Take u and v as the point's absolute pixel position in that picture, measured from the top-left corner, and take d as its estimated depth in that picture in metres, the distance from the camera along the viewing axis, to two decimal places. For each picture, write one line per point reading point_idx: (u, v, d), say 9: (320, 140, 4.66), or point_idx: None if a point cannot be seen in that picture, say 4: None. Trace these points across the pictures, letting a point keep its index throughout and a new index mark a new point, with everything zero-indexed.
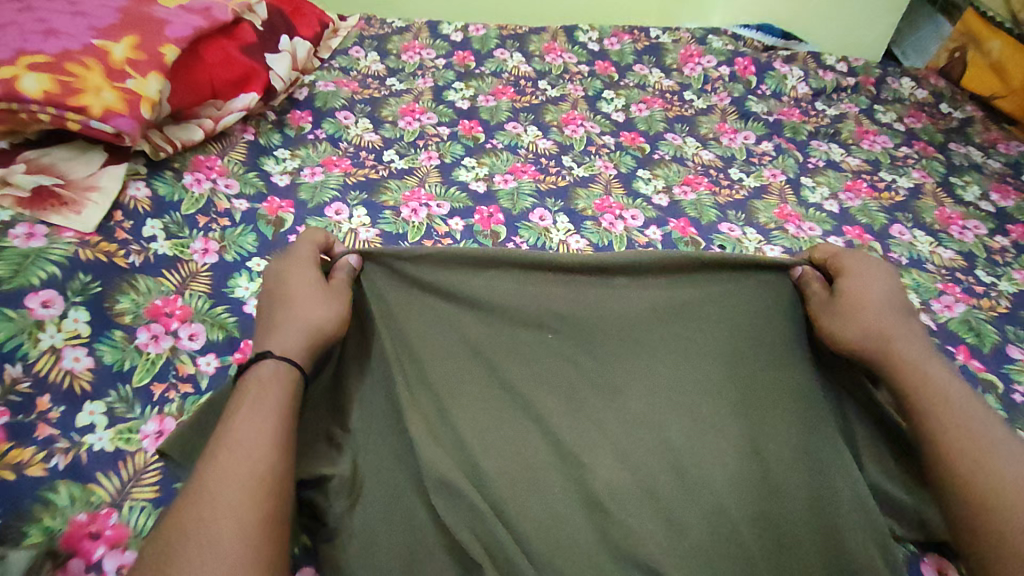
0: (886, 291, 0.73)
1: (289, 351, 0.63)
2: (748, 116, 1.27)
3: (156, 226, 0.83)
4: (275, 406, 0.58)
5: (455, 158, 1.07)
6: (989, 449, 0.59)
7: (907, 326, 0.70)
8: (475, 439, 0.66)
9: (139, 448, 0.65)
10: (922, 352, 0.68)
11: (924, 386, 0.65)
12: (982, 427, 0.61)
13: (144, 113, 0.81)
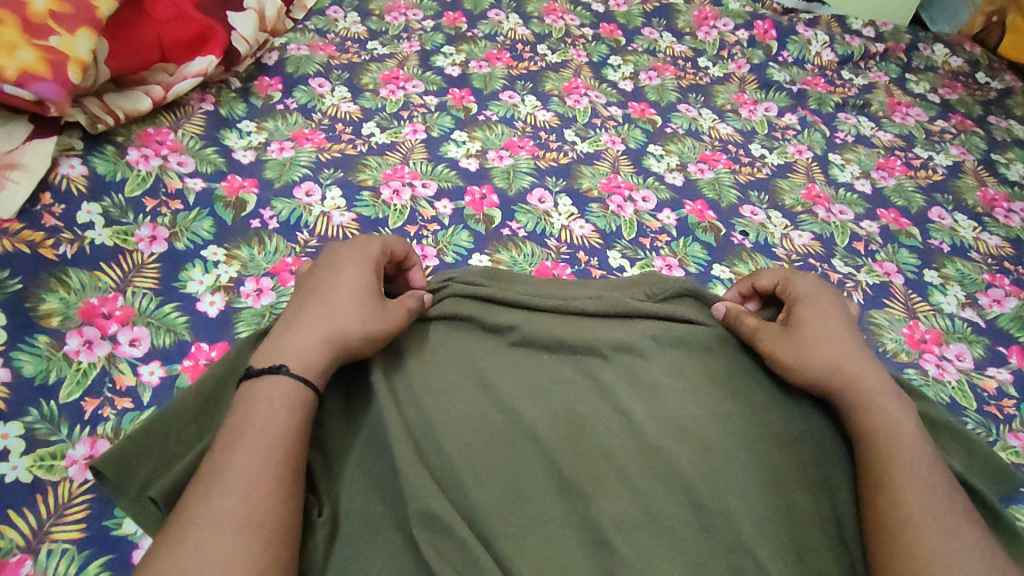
0: (838, 318, 0.64)
1: (307, 356, 0.54)
2: (770, 85, 1.14)
3: (93, 210, 0.71)
4: (294, 423, 0.50)
5: (443, 131, 0.95)
6: (943, 517, 0.51)
7: (864, 359, 0.62)
8: (466, 463, 0.55)
9: (62, 478, 0.54)
10: (884, 390, 0.59)
11: (882, 431, 0.56)
12: (939, 488, 0.53)
13: (72, 76, 0.71)
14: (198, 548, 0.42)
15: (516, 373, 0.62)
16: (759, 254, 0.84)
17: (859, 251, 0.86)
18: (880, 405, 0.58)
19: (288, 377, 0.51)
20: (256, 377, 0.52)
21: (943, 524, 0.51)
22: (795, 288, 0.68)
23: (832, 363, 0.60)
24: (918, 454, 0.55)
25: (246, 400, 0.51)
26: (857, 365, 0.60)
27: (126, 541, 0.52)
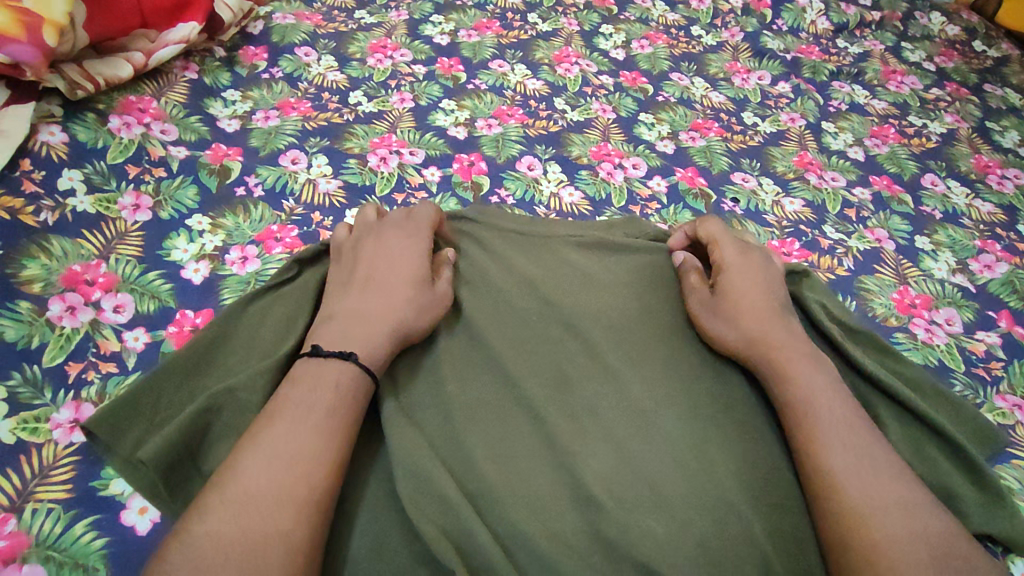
0: (760, 284, 0.65)
1: (373, 346, 0.53)
2: (763, 54, 1.13)
3: (74, 177, 0.71)
4: (348, 398, 0.50)
5: (431, 100, 0.94)
6: (886, 483, 0.50)
7: (780, 324, 0.61)
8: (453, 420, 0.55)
9: (46, 440, 0.53)
10: (804, 355, 0.59)
11: (805, 399, 0.56)
12: (874, 453, 0.52)
13: (47, 39, 0.69)
14: (248, 513, 0.41)
15: (501, 336, 0.62)
16: (749, 220, 0.83)
17: (850, 218, 0.85)
18: (799, 372, 0.57)
19: (356, 367, 0.51)
20: (320, 359, 0.51)
21: (884, 490, 0.50)
22: (720, 253, 0.68)
23: (745, 333, 0.60)
24: (846, 419, 0.54)
25: (301, 375, 0.50)
26: (775, 332, 0.60)
27: (113, 500, 0.52)
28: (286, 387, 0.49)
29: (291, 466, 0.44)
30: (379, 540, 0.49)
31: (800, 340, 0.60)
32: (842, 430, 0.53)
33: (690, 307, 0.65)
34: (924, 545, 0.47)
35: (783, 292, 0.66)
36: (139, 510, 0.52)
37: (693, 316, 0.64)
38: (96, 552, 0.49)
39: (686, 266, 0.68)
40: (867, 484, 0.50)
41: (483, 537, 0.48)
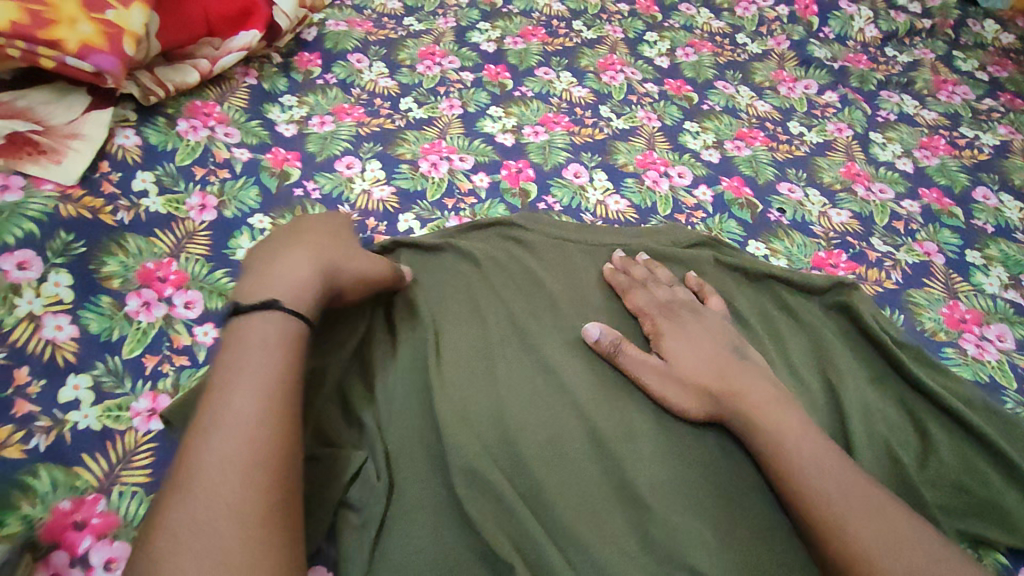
0: (702, 330, 0.63)
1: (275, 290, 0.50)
2: (810, 63, 1.12)
3: (147, 179, 0.74)
4: (280, 388, 0.45)
5: (480, 107, 0.96)
6: (905, 553, 0.46)
7: (734, 369, 0.59)
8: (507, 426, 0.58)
9: (128, 428, 0.57)
10: (776, 407, 0.56)
11: (792, 460, 0.52)
12: (886, 516, 0.48)
13: (127, 49, 0.72)
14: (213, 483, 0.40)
15: (551, 342, 0.64)
16: (796, 232, 0.83)
17: (899, 230, 0.85)
18: (783, 430, 0.54)
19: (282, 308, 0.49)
20: (248, 315, 0.48)
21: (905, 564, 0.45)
22: (653, 326, 0.65)
23: (699, 389, 0.58)
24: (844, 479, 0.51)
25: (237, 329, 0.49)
26: (732, 384, 0.58)
27: None
28: (228, 346, 0.47)
29: (231, 503, 0.39)
30: (436, 531, 0.51)
31: (758, 382, 0.58)
32: (844, 492, 0.50)
33: (643, 384, 0.60)
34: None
35: (727, 335, 0.64)
36: None
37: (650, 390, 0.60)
38: None
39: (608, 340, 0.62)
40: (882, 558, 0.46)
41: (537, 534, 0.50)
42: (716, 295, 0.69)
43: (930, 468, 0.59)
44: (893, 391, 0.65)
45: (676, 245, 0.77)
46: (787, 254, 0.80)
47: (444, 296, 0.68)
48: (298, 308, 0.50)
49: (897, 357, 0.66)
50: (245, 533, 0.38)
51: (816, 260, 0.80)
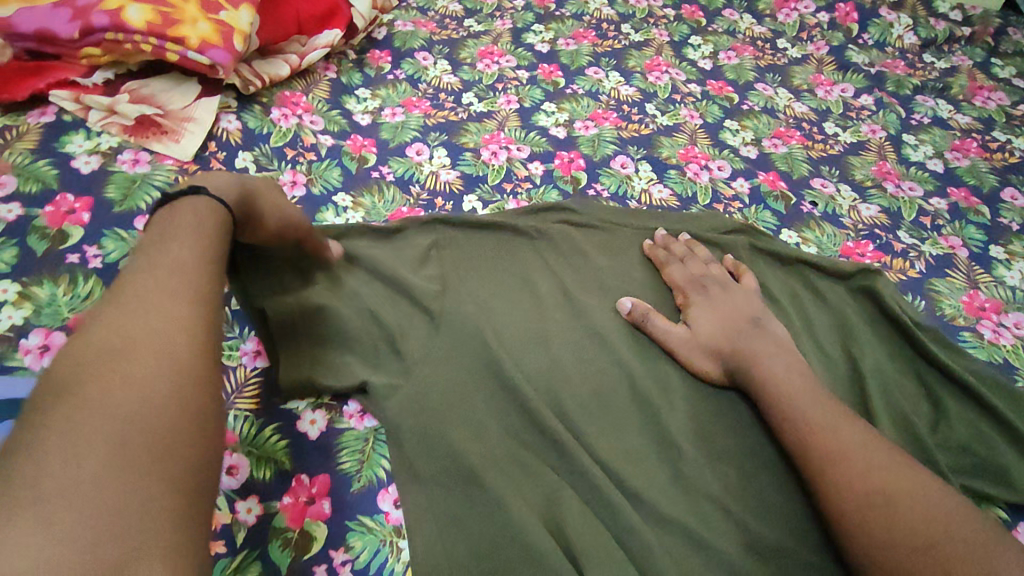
0: (727, 303, 0.72)
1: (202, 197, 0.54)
2: (848, 67, 1.18)
3: (247, 158, 0.84)
4: (192, 261, 0.46)
5: (535, 102, 1.05)
6: (864, 471, 0.54)
7: (750, 334, 0.68)
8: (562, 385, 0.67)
9: (238, 364, 0.67)
10: (777, 360, 0.66)
11: (784, 399, 0.62)
12: (857, 443, 0.56)
13: (238, 45, 0.84)
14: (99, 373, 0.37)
15: (600, 312, 0.74)
16: (827, 222, 0.89)
17: (926, 225, 0.91)
18: (781, 377, 0.64)
19: (209, 196, 0.52)
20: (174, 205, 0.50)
21: (867, 480, 0.53)
22: (683, 297, 0.74)
23: (711, 355, 0.68)
24: (826, 416, 0.59)
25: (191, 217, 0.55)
26: (739, 339, 0.68)
27: (291, 412, 0.64)
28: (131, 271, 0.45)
29: (137, 359, 0.38)
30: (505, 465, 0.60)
31: (769, 342, 0.68)
32: (823, 424, 0.58)
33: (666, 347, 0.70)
34: (911, 533, 0.49)
35: (755, 304, 0.72)
36: (311, 421, 0.64)
37: (672, 352, 0.70)
38: (281, 449, 0.61)
39: (636, 312, 0.72)
40: (845, 475, 0.54)
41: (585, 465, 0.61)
42: (751, 273, 0.77)
43: (937, 431, 0.67)
44: (908, 370, 0.72)
45: (714, 231, 0.84)
46: (817, 242, 0.87)
47: (502, 264, 0.78)
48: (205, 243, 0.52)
49: (914, 334, 0.73)
50: (152, 386, 0.38)
51: (844, 249, 0.87)
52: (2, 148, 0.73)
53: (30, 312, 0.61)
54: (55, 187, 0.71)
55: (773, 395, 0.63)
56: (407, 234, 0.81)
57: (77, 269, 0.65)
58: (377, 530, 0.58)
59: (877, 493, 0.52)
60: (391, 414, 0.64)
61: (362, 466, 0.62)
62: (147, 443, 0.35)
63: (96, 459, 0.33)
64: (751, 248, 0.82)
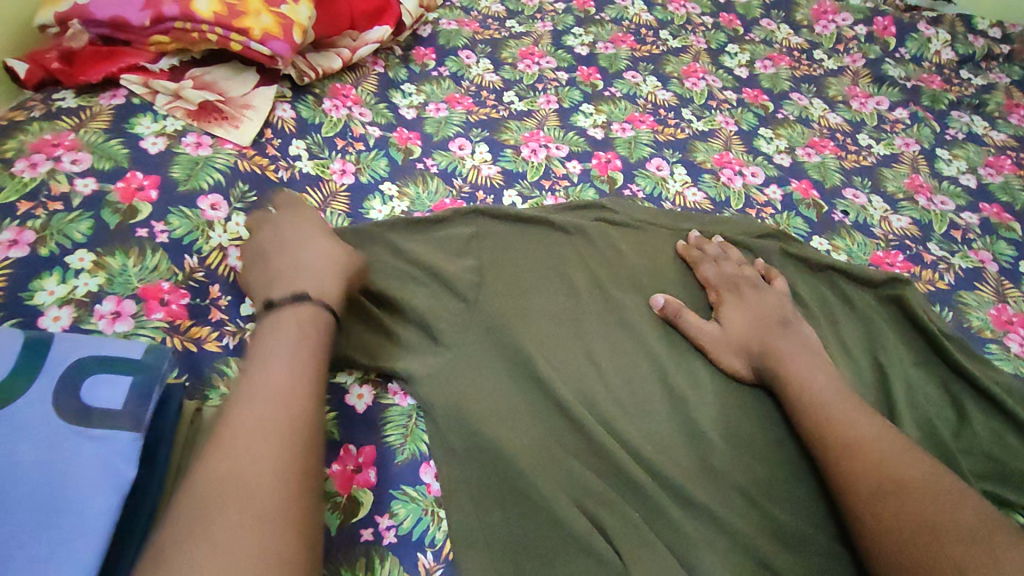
0: (758, 303, 0.75)
1: (296, 281, 0.62)
2: (884, 80, 1.19)
3: (300, 146, 0.88)
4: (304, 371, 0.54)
5: (573, 103, 1.08)
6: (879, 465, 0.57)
7: (780, 335, 0.71)
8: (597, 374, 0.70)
9: None
10: (809, 362, 0.68)
11: (810, 397, 0.65)
12: (876, 439, 0.59)
13: (296, 37, 0.88)
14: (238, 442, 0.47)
15: (635, 307, 0.76)
16: (857, 232, 0.91)
17: (956, 238, 0.92)
18: (814, 377, 0.66)
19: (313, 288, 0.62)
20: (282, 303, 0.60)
21: (882, 474, 0.56)
22: (715, 294, 0.78)
23: (741, 353, 0.72)
24: (853, 415, 0.62)
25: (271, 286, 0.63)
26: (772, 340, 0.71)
27: (339, 386, 0.68)
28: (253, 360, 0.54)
29: (268, 436, 0.48)
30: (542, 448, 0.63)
31: (798, 345, 0.70)
32: (848, 421, 0.61)
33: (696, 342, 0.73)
34: (916, 523, 0.52)
35: (784, 305, 0.75)
36: (358, 396, 0.68)
37: (702, 347, 0.73)
38: (329, 420, 0.65)
39: (669, 306, 0.75)
40: (863, 468, 0.57)
41: (612, 450, 0.63)
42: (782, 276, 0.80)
43: (962, 438, 0.68)
44: (935, 378, 0.74)
45: (746, 235, 0.87)
46: (848, 251, 0.89)
47: (539, 254, 0.81)
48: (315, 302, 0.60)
49: (943, 345, 0.75)
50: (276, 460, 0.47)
51: (874, 258, 0.88)
52: (78, 126, 0.77)
53: (104, 281, 0.65)
54: (126, 165, 0.75)
55: (802, 392, 0.65)
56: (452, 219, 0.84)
57: (146, 242, 0.69)
58: (419, 499, 0.61)
59: (891, 485, 0.55)
60: (432, 392, 0.66)
61: (406, 440, 0.65)
62: (261, 522, 0.44)
63: (231, 528, 0.43)
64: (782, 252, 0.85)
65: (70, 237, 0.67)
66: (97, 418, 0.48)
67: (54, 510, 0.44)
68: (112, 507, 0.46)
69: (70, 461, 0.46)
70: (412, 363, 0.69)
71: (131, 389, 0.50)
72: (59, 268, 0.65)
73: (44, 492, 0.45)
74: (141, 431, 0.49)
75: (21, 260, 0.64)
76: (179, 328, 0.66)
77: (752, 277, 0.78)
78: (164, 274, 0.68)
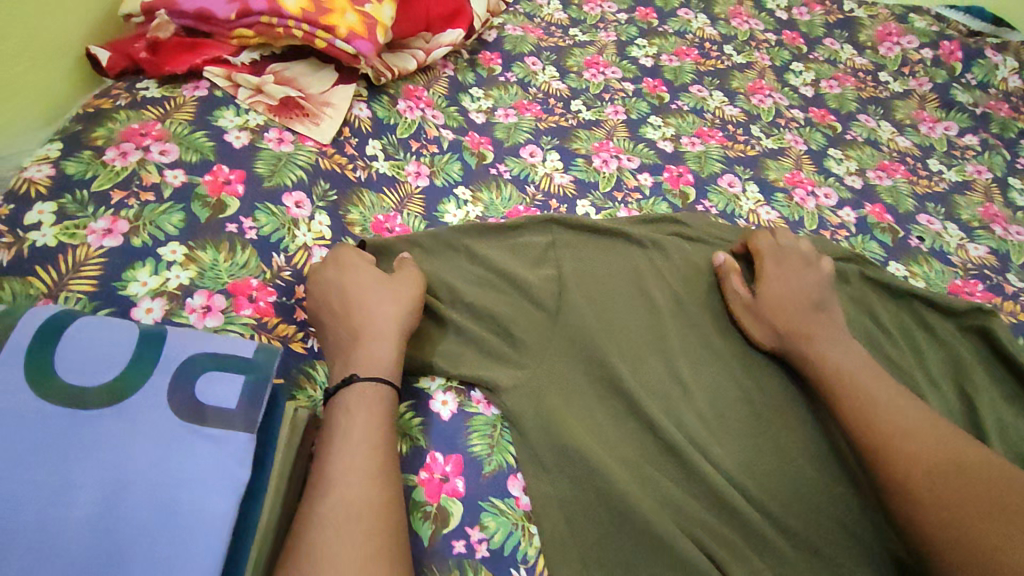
0: (800, 281, 0.75)
1: (383, 345, 0.63)
2: (952, 106, 1.18)
3: (376, 146, 0.88)
4: (388, 448, 0.57)
5: (641, 115, 1.07)
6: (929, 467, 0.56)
7: (817, 318, 0.72)
8: (683, 395, 0.69)
9: None
10: (860, 362, 0.67)
11: (860, 396, 0.64)
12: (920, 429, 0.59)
13: (379, 37, 0.88)
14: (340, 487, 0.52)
15: (718, 327, 0.75)
16: (934, 259, 0.90)
17: None
18: (864, 377, 0.65)
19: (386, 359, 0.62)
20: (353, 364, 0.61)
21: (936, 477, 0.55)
22: (762, 265, 0.78)
23: (772, 327, 0.72)
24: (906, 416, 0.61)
25: (362, 322, 0.64)
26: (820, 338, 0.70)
27: (423, 392, 0.67)
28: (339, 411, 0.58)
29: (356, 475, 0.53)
30: (632, 468, 0.63)
31: (849, 344, 0.69)
32: (901, 424, 0.60)
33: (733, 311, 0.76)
34: (972, 530, 0.51)
35: (826, 289, 0.75)
36: (442, 402, 0.67)
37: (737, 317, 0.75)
38: (415, 427, 0.64)
39: (723, 270, 0.79)
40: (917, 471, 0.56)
41: (706, 471, 0.62)
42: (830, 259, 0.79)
43: None
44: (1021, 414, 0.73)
45: (826, 257, 0.85)
46: (925, 278, 0.88)
47: (617, 268, 0.79)
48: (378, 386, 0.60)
49: None
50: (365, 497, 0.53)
51: (952, 286, 0.87)
52: (163, 116, 0.77)
53: (194, 274, 0.65)
54: (212, 158, 0.74)
55: (851, 391, 0.64)
56: (526, 225, 0.82)
57: (236, 238, 0.69)
58: (509, 512, 0.61)
59: (945, 485, 0.54)
60: (519, 403, 0.66)
61: (492, 450, 0.64)
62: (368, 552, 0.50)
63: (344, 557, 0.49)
64: (863, 276, 0.83)
65: (162, 229, 0.67)
66: (210, 417, 0.48)
67: (172, 510, 0.44)
68: (227, 512, 0.45)
69: (185, 460, 0.46)
70: (499, 372, 0.68)
71: (243, 389, 0.50)
72: (152, 259, 0.64)
73: (161, 491, 0.44)
74: (254, 433, 0.48)
75: (114, 249, 0.64)
76: (267, 326, 0.65)
77: (801, 257, 0.78)
78: (253, 272, 0.68)
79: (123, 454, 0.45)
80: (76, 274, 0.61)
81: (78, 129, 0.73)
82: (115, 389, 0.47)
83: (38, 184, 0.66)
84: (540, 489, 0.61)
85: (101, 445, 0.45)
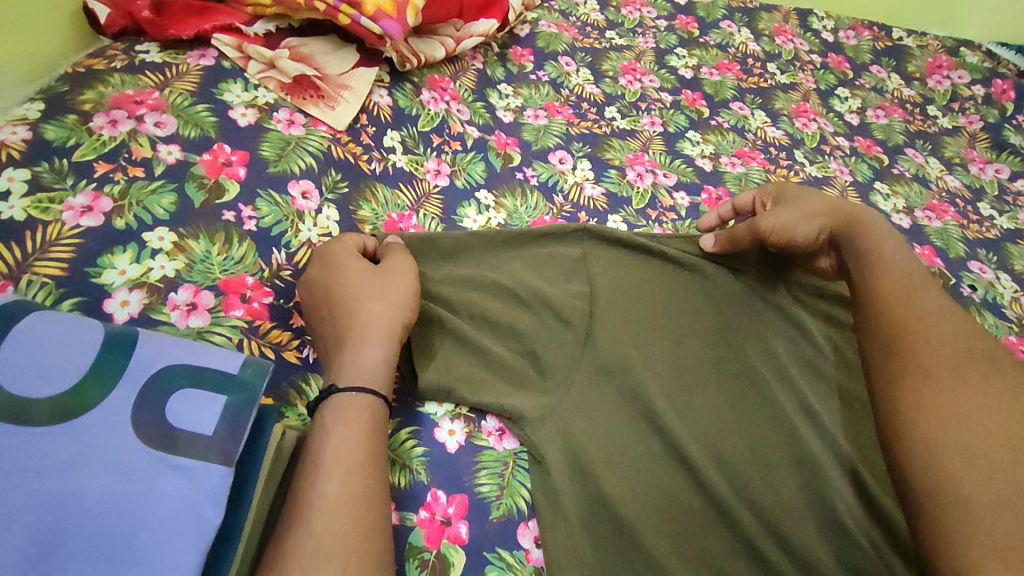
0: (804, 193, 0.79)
1: (371, 342, 0.54)
2: (1004, 148, 1.12)
3: (395, 137, 0.80)
4: (379, 463, 0.49)
5: (679, 128, 1.00)
6: (966, 436, 0.45)
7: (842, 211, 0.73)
8: (721, 444, 0.61)
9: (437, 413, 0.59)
10: (934, 317, 0.55)
11: (916, 354, 0.52)
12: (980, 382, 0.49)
13: (408, 18, 0.81)
14: (331, 499, 0.45)
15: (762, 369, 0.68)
16: (987, 311, 0.84)
17: None
18: (926, 338, 0.53)
19: (371, 361, 0.53)
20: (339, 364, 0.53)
21: (969, 449, 0.44)
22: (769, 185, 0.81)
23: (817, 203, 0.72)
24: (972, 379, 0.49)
25: (348, 318, 0.56)
26: (872, 308, 0.59)
27: (427, 417, 0.59)
28: (330, 409, 0.50)
29: (349, 485, 0.46)
30: (663, 528, 0.55)
31: (928, 308, 0.56)
32: (956, 384, 0.49)
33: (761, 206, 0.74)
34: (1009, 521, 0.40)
35: None
36: (448, 432, 0.59)
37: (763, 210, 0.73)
38: (416, 458, 0.56)
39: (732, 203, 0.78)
40: (952, 442, 0.45)
41: (749, 533, 0.55)
42: None
43: None
44: None
45: None
46: None
47: (654, 293, 0.71)
48: (358, 387, 0.52)
49: None
50: (357, 507, 0.46)
51: (1006, 343, 0.82)
52: (162, 84, 0.69)
53: (182, 266, 0.57)
54: (213, 135, 0.66)
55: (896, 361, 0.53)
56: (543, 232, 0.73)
57: (232, 228, 0.62)
58: (518, 568, 0.53)
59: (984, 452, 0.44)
60: (539, 441, 0.58)
61: (502, 493, 0.56)
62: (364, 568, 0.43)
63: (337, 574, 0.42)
64: None
65: (150, 211, 0.59)
66: (182, 445, 0.40)
67: (125, 562, 0.36)
68: (194, 563, 0.37)
69: (146, 497, 0.38)
70: (517, 404, 0.60)
71: (223, 413, 0.42)
72: (135, 244, 0.57)
73: (113, 537, 0.36)
74: (233, 466, 0.41)
75: (93, 230, 0.56)
76: (258, 331, 0.57)
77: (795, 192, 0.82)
78: (250, 268, 0.60)
79: (72, 486, 0.36)
80: (44, 254, 0.53)
81: (64, 90, 0.65)
82: (71, 403, 0.39)
83: (12, 147, 0.58)
84: (557, 541, 0.53)
85: (45, 470, 0.36)
